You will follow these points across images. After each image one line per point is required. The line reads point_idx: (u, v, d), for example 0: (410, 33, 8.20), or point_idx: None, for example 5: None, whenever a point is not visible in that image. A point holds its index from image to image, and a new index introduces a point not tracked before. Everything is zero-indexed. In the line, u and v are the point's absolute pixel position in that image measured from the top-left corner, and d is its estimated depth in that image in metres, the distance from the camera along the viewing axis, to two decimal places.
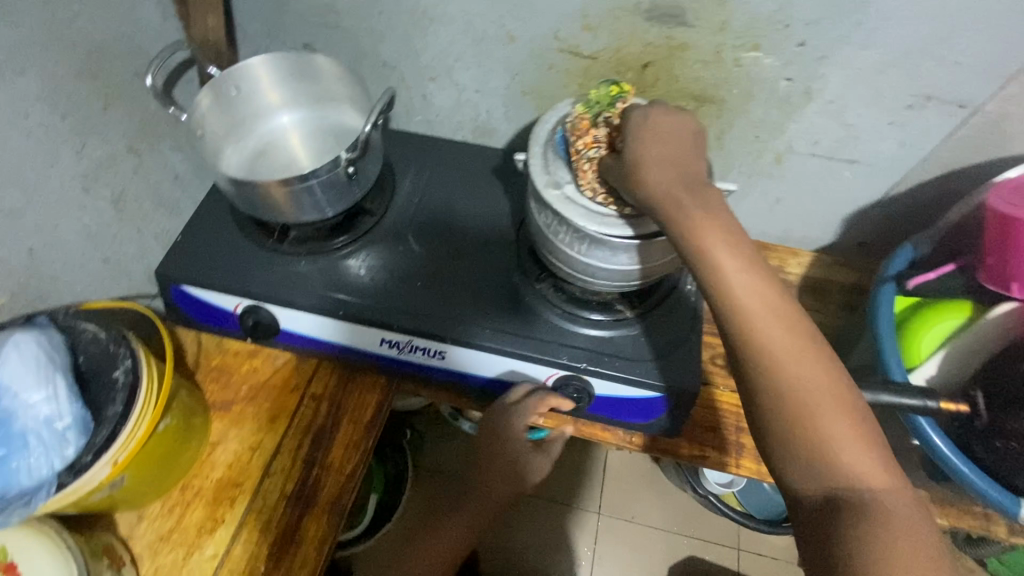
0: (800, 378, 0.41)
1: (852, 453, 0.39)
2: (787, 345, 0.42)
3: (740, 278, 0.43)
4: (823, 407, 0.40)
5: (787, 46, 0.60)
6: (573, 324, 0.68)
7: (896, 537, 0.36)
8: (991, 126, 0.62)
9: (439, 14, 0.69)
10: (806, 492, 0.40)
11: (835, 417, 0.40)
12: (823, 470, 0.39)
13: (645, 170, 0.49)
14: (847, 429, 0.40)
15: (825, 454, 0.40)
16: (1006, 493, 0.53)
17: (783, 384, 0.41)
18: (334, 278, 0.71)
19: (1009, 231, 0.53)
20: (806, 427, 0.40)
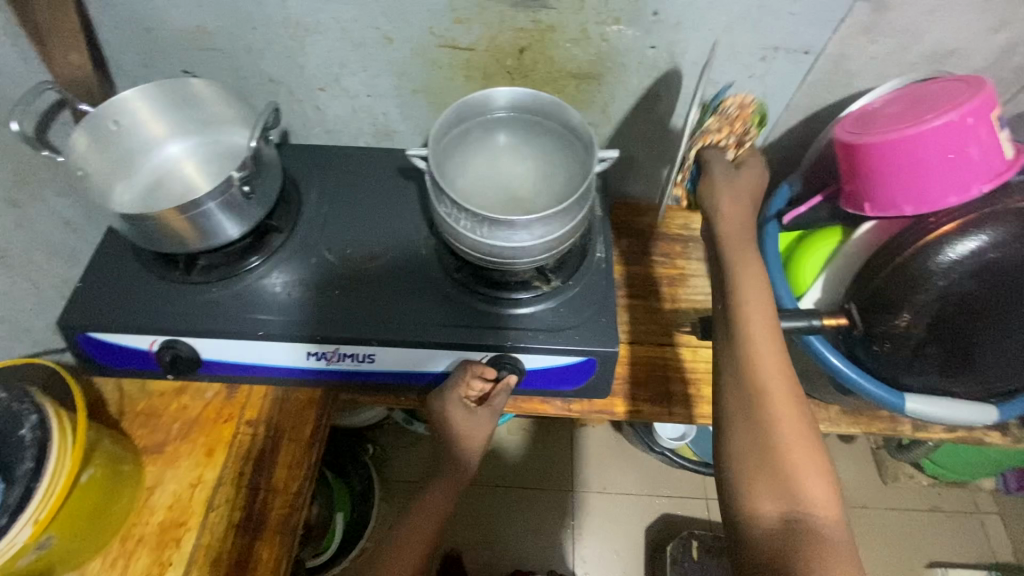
0: (789, 425, 0.48)
1: (815, 490, 0.47)
2: (777, 383, 0.50)
3: (758, 323, 0.53)
4: (791, 438, 0.48)
5: (644, 16, 0.65)
6: (495, 307, 0.71)
7: (831, 559, 0.43)
8: (835, 67, 0.68)
9: (313, 24, 0.69)
10: (765, 509, 0.46)
11: (803, 460, 0.48)
12: (784, 501, 0.46)
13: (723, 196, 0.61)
14: (815, 474, 0.47)
15: (792, 489, 0.46)
16: (890, 390, 0.59)
17: (773, 429, 0.48)
18: (253, 300, 0.70)
19: (853, 157, 0.58)
20: (783, 465, 0.47)
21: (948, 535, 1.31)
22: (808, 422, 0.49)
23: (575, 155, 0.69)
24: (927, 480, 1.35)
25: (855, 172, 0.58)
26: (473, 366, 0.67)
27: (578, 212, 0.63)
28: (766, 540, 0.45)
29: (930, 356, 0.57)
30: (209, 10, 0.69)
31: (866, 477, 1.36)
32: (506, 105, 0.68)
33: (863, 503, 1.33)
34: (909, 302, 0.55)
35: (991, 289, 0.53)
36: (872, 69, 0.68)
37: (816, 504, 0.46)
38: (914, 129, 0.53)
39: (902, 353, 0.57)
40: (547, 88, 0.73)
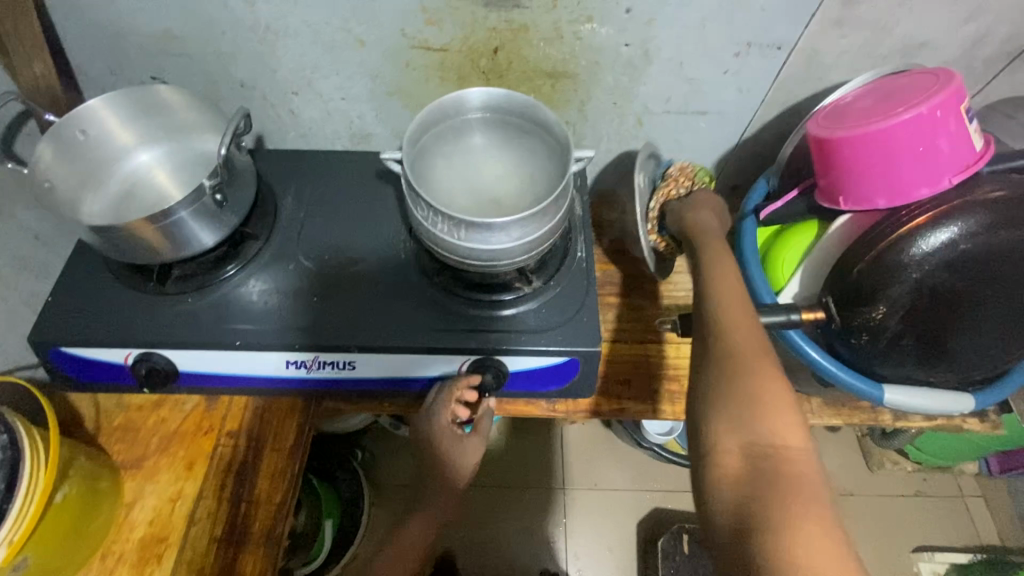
0: (755, 372, 0.50)
1: (781, 431, 0.47)
2: (744, 337, 0.53)
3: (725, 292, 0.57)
4: (757, 379, 0.49)
5: (616, 14, 0.64)
6: (477, 309, 0.70)
7: (794, 497, 0.44)
8: (807, 62, 0.68)
9: (282, 27, 0.68)
10: (730, 446, 0.47)
11: (769, 403, 0.49)
12: (748, 442, 0.47)
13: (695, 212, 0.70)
14: (784, 418, 0.48)
15: (756, 430, 0.47)
16: (869, 382, 0.60)
17: (737, 376, 0.50)
18: (230, 310, 0.69)
19: (826, 152, 0.58)
20: (746, 408, 0.48)
21: (933, 519, 1.33)
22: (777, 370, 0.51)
23: (552, 154, 0.69)
24: (911, 466, 1.37)
25: (829, 166, 0.58)
26: (460, 381, 0.68)
27: (556, 212, 0.63)
28: (729, 481, 0.46)
29: (906, 348, 0.58)
30: (175, 14, 0.67)
31: (853, 465, 1.38)
32: (481, 106, 0.68)
33: (850, 490, 1.35)
34: (885, 295, 0.55)
35: (963, 279, 0.54)
36: (844, 63, 0.68)
37: (782, 444, 0.47)
38: (883, 124, 0.54)
39: (879, 345, 0.58)
40: (522, 88, 0.73)
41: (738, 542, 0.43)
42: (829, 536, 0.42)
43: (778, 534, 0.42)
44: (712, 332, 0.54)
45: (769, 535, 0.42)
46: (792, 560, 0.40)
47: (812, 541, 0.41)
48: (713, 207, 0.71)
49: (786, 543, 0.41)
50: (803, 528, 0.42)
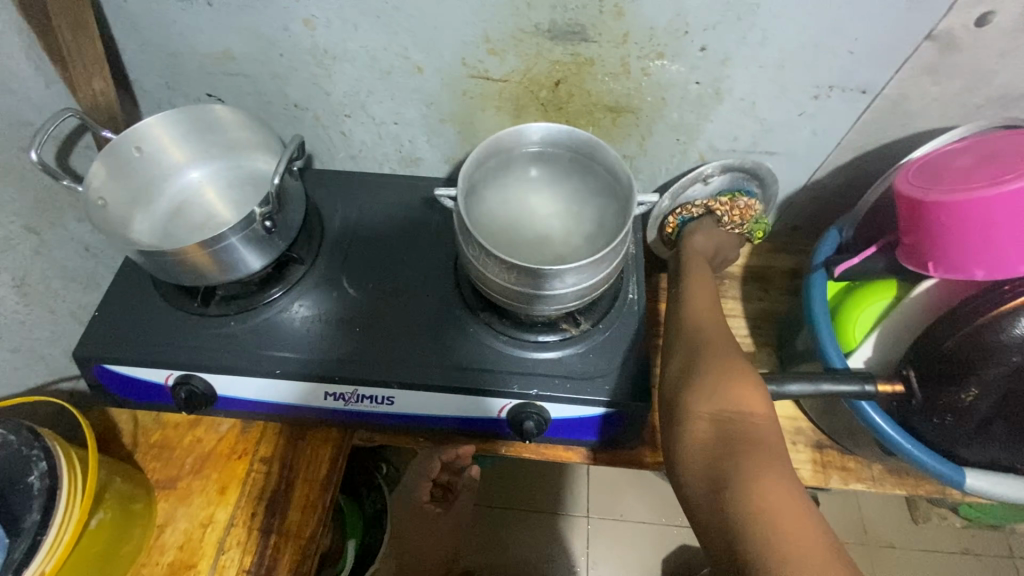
0: (716, 349, 0.53)
1: (745, 398, 0.48)
2: (713, 327, 0.56)
3: (702, 291, 0.62)
4: (720, 355, 0.52)
5: (690, 52, 0.61)
6: (520, 350, 0.67)
7: (760, 454, 0.44)
8: (894, 107, 0.63)
9: (340, 52, 0.67)
10: (700, 410, 0.48)
11: (735, 374, 0.50)
12: (717, 410, 0.48)
13: (699, 233, 0.71)
14: (747, 387, 0.49)
15: (724, 399, 0.48)
16: (949, 464, 0.55)
17: (702, 354, 0.53)
18: (273, 335, 0.68)
19: (919, 215, 0.53)
20: (715, 380, 0.50)
21: None
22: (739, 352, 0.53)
23: (609, 193, 0.66)
24: (960, 522, 1.28)
25: (919, 229, 0.54)
26: (450, 450, 0.72)
27: (614, 258, 0.59)
28: (701, 444, 0.47)
29: (995, 433, 0.53)
30: (236, 35, 0.67)
31: (895, 516, 1.30)
32: (541, 139, 0.65)
33: (891, 542, 1.27)
34: (980, 376, 0.50)
35: None
36: (935, 110, 0.63)
37: (749, 411, 0.47)
38: (988, 189, 0.49)
39: (964, 428, 0.53)
40: (582, 120, 0.70)
41: (714, 501, 0.43)
42: (795, 492, 0.42)
43: (745, 486, 0.42)
44: (684, 325, 0.58)
45: (742, 491, 0.42)
46: (762, 511, 0.40)
47: (780, 494, 0.41)
48: (721, 244, 0.71)
49: (757, 495, 0.41)
50: (769, 482, 0.42)
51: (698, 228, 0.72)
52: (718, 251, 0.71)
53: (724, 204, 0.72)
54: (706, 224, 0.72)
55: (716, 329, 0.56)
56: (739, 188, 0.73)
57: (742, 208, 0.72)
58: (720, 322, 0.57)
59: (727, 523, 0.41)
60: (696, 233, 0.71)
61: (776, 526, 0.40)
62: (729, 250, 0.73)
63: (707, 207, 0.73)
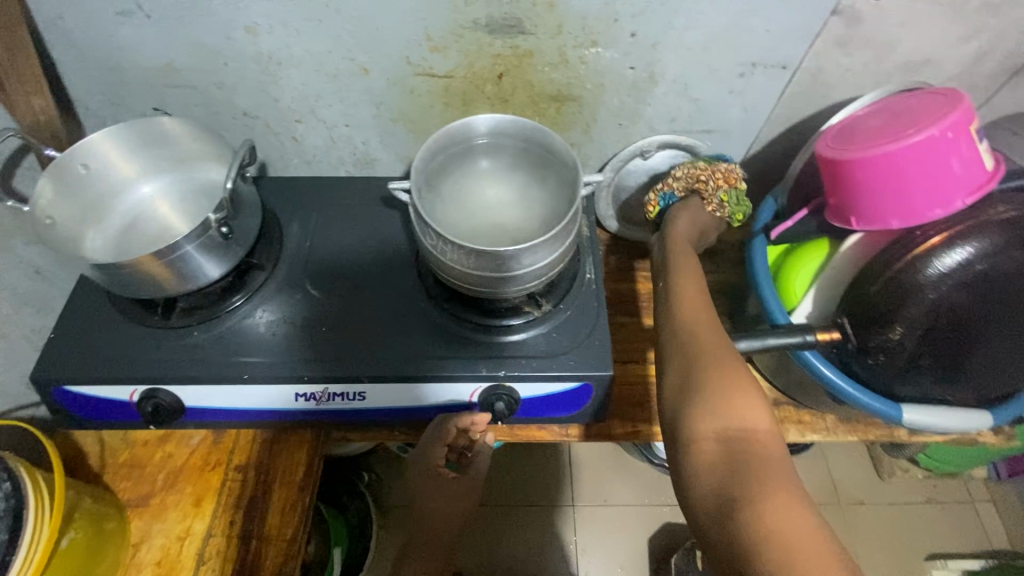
0: (712, 358, 0.51)
1: (748, 411, 0.48)
2: (705, 330, 0.54)
3: (689, 288, 0.58)
4: (716, 365, 0.51)
5: (621, 38, 0.64)
6: (485, 335, 0.69)
7: (767, 471, 0.44)
8: (813, 80, 0.68)
9: (286, 57, 0.68)
10: (705, 430, 0.47)
11: (735, 387, 0.49)
12: (721, 428, 0.47)
13: (677, 218, 0.67)
14: (748, 399, 0.48)
15: (728, 415, 0.48)
16: (888, 402, 0.59)
17: (700, 363, 0.51)
18: (239, 341, 0.68)
19: (837, 173, 0.58)
20: (716, 396, 0.49)
21: (944, 526, 1.32)
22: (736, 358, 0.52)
23: (557, 177, 0.68)
24: (922, 475, 1.35)
25: (839, 186, 0.58)
26: (465, 416, 0.67)
27: (566, 237, 0.62)
28: (708, 465, 0.46)
29: (923, 368, 0.57)
30: (178, 46, 0.67)
31: (861, 473, 1.36)
32: (487, 131, 0.67)
33: (860, 499, 1.33)
34: (902, 316, 0.55)
35: (981, 300, 0.53)
36: (849, 80, 0.69)
37: (751, 425, 0.47)
38: (893, 144, 0.54)
39: (895, 366, 0.57)
40: (528, 111, 0.73)
41: (720, 521, 0.43)
42: (800, 505, 0.42)
43: (755, 505, 0.42)
44: (674, 330, 0.55)
45: (750, 511, 0.42)
46: (771, 533, 0.40)
47: (785, 510, 0.41)
48: (703, 225, 0.68)
49: (766, 515, 0.41)
50: (778, 500, 0.42)
51: (683, 210, 0.68)
52: (703, 231, 0.68)
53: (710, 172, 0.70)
54: (692, 203, 0.69)
55: (710, 331, 0.54)
56: (717, 159, 0.72)
57: (726, 175, 0.69)
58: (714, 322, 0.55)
59: (738, 548, 0.41)
60: (679, 215, 0.68)
61: (783, 542, 0.40)
62: (709, 234, 0.69)
63: (689, 179, 0.71)
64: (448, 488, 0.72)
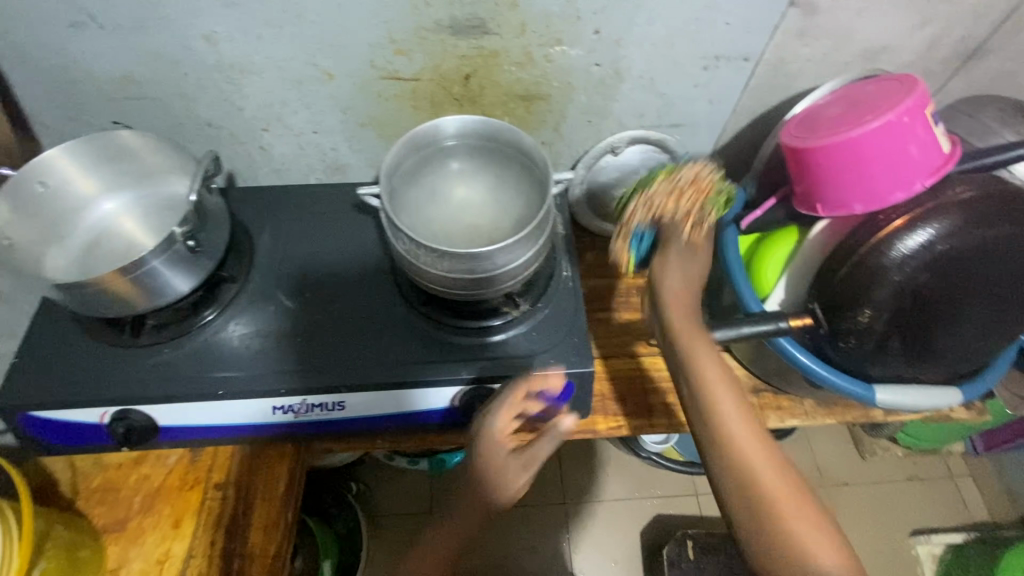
0: (761, 470, 0.50)
1: (806, 533, 0.47)
2: (745, 430, 0.51)
3: (716, 375, 0.53)
4: (768, 485, 0.49)
5: (585, 36, 0.64)
6: (464, 337, 0.69)
7: None
8: (775, 70, 0.70)
9: (247, 65, 0.67)
10: (774, 567, 0.47)
11: (791, 507, 0.48)
12: (791, 563, 0.47)
13: (663, 273, 0.58)
14: (805, 521, 0.48)
15: (792, 546, 0.47)
16: (862, 383, 0.60)
17: (753, 479, 0.49)
18: (213, 357, 0.67)
19: (800, 161, 0.59)
20: (775, 522, 0.48)
21: (925, 501, 1.35)
22: (783, 461, 0.51)
23: (530, 176, 0.68)
24: (902, 452, 1.38)
25: (803, 173, 0.60)
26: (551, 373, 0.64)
27: (539, 236, 0.62)
28: None
29: (893, 349, 0.59)
30: (135, 58, 0.65)
31: (845, 455, 1.39)
32: (456, 132, 0.66)
33: (844, 480, 1.36)
34: (870, 299, 0.56)
35: (944, 280, 0.55)
36: (810, 70, 0.70)
37: (816, 550, 0.47)
38: (852, 130, 0.55)
39: (867, 346, 0.59)
40: (497, 111, 0.73)
41: None
42: None
43: None
44: (713, 437, 0.52)
45: None
46: None
47: None
48: (692, 267, 0.59)
49: None
50: None
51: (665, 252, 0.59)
52: (694, 275, 0.58)
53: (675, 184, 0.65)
54: (675, 238, 0.60)
55: (751, 436, 0.51)
56: (680, 175, 0.65)
57: (697, 187, 0.63)
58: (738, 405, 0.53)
59: None
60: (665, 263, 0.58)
61: None
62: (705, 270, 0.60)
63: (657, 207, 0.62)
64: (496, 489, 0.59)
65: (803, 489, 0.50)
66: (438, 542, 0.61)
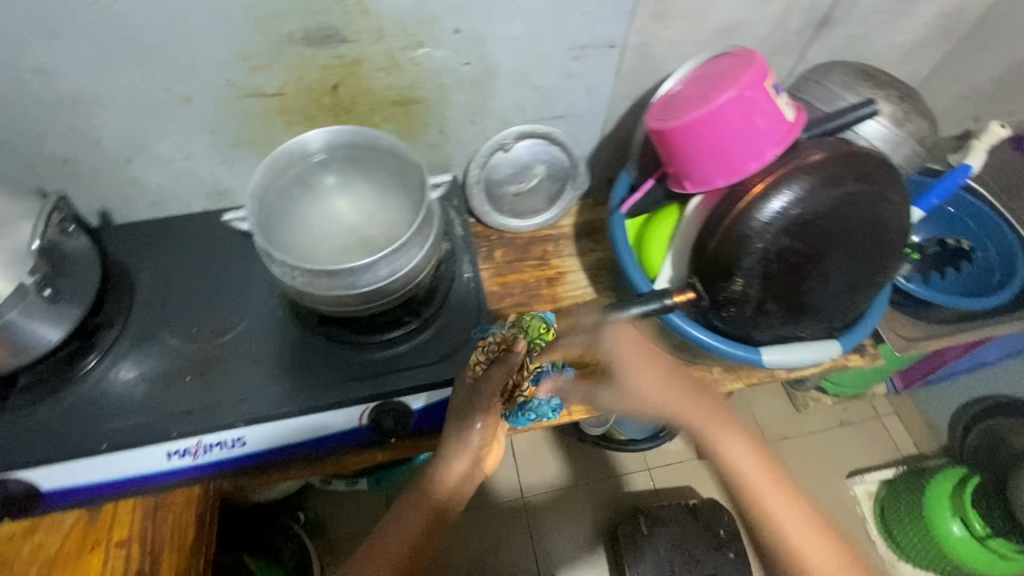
0: (726, 454, 0.59)
1: (779, 514, 0.56)
2: (697, 416, 0.60)
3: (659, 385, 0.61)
4: (733, 464, 0.58)
5: (448, 36, 0.64)
6: (366, 352, 0.68)
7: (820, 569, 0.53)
8: (642, 54, 0.71)
9: (92, 96, 0.62)
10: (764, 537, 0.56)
11: (756, 480, 0.58)
12: (774, 537, 0.55)
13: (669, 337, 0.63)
14: (772, 493, 0.57)
15: (772, 519, 0.56)
16: (747, 347, 0.64)
17: (719, 458, 0.59)
18: (99, 408, 0.64)
19: (664, 141, 0.61)
20: (750, 503, 0.57)
21: (862, 443, 1.42)
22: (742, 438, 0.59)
23: (412, 183, 0.66)
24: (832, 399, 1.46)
25: (669, 153, 0.62)
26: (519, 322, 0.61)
27: (423, 243, 0.62)
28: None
29: (772, 313, 0.61)
30: None
31: (782, 411, 1.45)
32: (322, 148, 0.66)
33: (783, 434, 1.42)
34: (740, 268, 0.58)
35: (806, 242, 0.57)
36: (675, 51, 0.72)
37: (790, 521, 0.55)
38: (704, 108, 0.58)
39: (747, 313, 0.61)
40: (375, 118, 0.71)
41: None
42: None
43: None
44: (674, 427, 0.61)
45: None
46: None
47: None
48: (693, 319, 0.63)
49: None
50: None
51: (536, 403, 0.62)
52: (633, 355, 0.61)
53: (481, 350, 0.60)
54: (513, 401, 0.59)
55: (705, 421, 0.60)
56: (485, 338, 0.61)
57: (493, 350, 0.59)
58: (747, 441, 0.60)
59: None
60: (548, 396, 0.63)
61: None
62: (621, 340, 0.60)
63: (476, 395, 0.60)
64: (439, 474, 0.57)
65: (764, 457, 0.59)
66: (409, 512, 0.57)
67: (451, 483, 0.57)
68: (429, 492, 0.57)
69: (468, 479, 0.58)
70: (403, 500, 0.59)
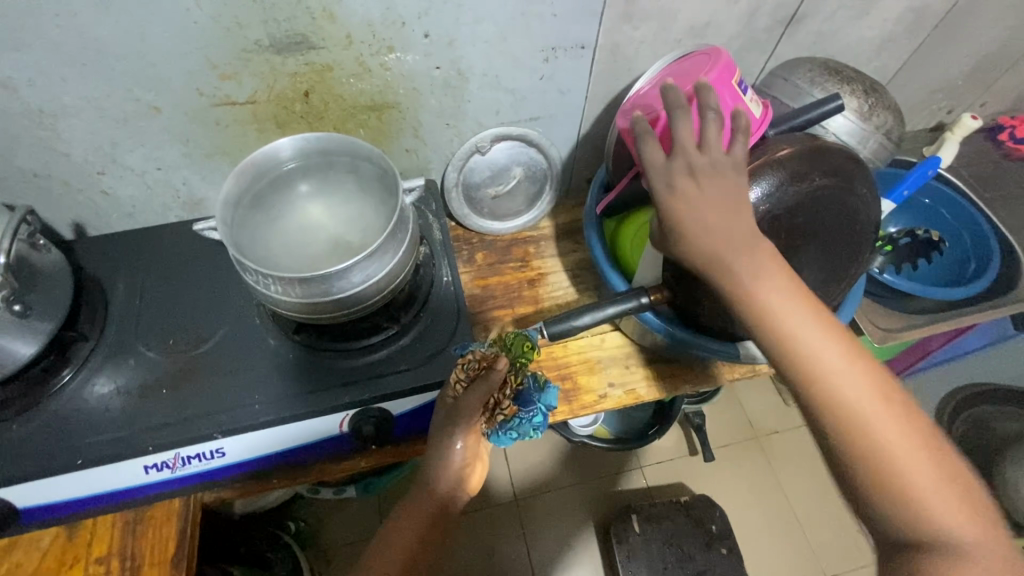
0: (811, 340, 0.47)
1: (854, 390, 0.46)
2: (771, 293, 0.48)
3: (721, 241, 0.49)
4: (817, 349, 0.46)
5: (418, 40, 0.64)
6: (345, 359, 0.67)
7: (893, 455, 0.44)
8: (613, 55, 0.72)
9: (58, 108, 0.61)
10: (830, 428, 0.46)
11: (846, 364, 0.46)
12: (844, 426, 0.45)
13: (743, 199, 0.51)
14: (853, 376, 0.46)
15: (845, 407, 0.45)
16: (722, 342, 0.65)
17: (796, 349, 0.47)
18: (71, 423, 0.62)
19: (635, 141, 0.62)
20: (826, 397, 0.46)
21: None
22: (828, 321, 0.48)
23: (386, 188, 0.66)
24: None
25: None
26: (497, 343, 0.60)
27: (397, 247, 0.61)
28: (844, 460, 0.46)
29: None
30: None
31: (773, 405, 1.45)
32: (293, 155, 0.66)
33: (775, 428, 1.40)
34: None
35: (777, 237, 0.58)
36: (645, 51, 0.73)
37: (867, 407, 0.45)
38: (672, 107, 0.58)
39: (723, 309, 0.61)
40: (348, 124, 0.72)
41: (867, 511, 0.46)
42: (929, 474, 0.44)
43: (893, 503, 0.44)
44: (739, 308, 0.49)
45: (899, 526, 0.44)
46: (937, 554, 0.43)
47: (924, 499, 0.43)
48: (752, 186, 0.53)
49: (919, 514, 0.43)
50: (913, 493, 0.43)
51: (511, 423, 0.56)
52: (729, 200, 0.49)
53: (461, 368, 0.59)
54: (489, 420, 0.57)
55: (788, 308, 0.47)
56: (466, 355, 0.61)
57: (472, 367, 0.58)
58: (849, 354, 0.47)
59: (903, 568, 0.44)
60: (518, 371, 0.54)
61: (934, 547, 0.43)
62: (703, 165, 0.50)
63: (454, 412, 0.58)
64: (438, 472, 0.56)
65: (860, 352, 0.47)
66: (405, 519, 0.57)
67: (451, 478, 0.57)
68: (434, 485, 0.56)
69: (464, 482, 0.58)
70: (401, 505, 0.58)
